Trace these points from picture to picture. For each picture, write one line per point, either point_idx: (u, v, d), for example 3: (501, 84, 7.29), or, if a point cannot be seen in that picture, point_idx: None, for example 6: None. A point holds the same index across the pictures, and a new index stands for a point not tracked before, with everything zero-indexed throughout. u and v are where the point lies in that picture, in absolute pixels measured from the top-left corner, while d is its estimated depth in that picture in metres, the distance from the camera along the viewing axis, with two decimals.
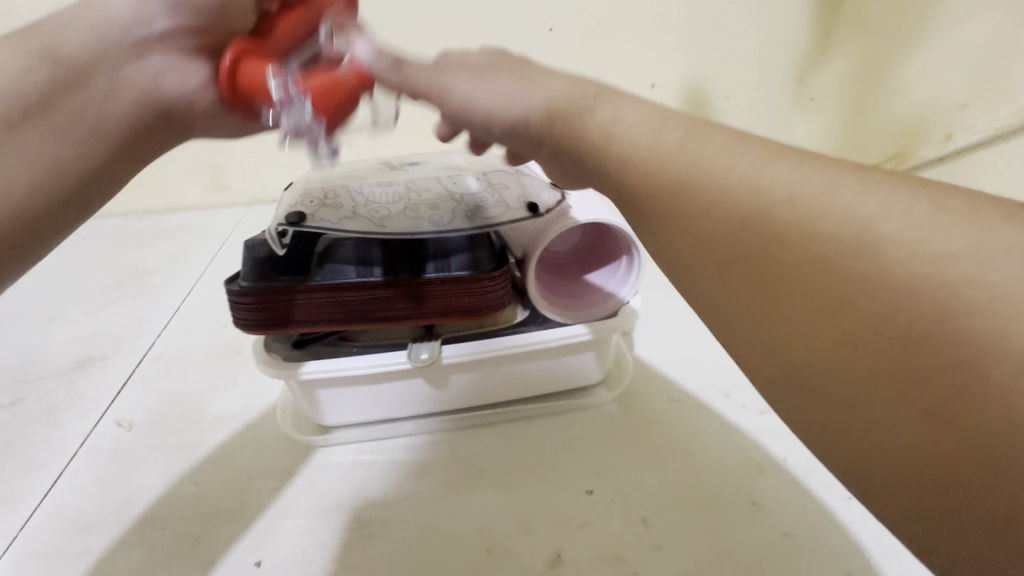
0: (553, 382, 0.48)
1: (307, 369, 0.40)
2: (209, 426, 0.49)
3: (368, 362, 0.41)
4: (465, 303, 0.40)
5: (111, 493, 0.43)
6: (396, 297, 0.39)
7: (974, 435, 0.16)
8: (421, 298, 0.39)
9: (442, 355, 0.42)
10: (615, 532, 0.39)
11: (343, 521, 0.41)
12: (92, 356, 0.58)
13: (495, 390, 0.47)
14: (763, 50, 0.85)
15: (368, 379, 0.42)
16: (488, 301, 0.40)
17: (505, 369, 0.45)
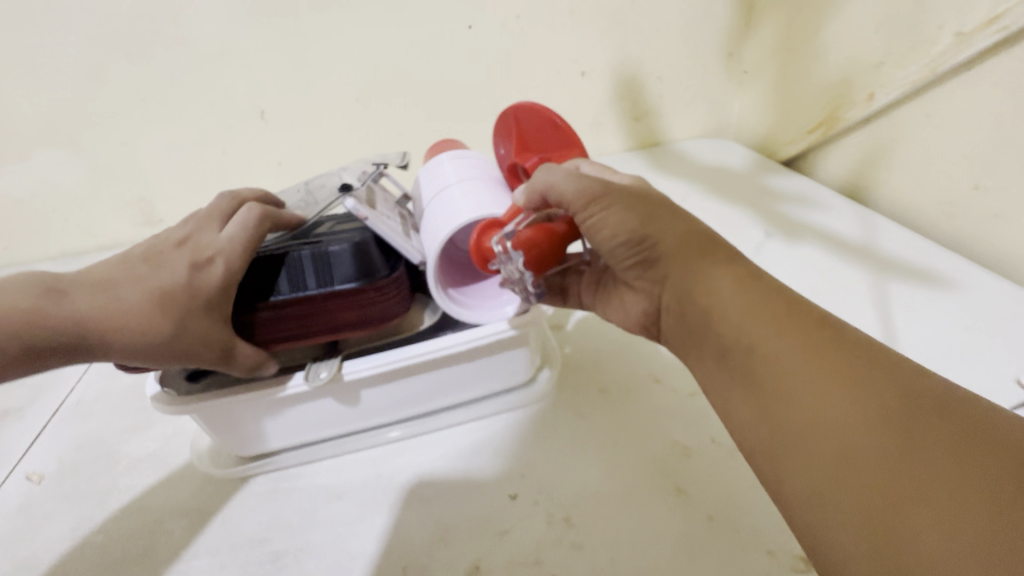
0: (475, 386, 0.46)
1: (201, 401, 0.39)
2: (123, 469, 0.47)
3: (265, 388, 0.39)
4: (360, 316, 0.39)
5: (14, 553, 0.41)
6: (285, 318, 0.38)
7: (918, 466, 0.22)
8: (311, 315, 0.38)
9: (343, 373, 0.40)
10: (536, 535, 0.38)
11: (255, 555, 0.39)
12: (7, 409, 0.56)
13: (414, 401, 0.45)
14: (690, 28, 0.84)
15: (272, 406, 0.41)
16: (384, 309, 0.40)
17: (418, 379, 0.43)
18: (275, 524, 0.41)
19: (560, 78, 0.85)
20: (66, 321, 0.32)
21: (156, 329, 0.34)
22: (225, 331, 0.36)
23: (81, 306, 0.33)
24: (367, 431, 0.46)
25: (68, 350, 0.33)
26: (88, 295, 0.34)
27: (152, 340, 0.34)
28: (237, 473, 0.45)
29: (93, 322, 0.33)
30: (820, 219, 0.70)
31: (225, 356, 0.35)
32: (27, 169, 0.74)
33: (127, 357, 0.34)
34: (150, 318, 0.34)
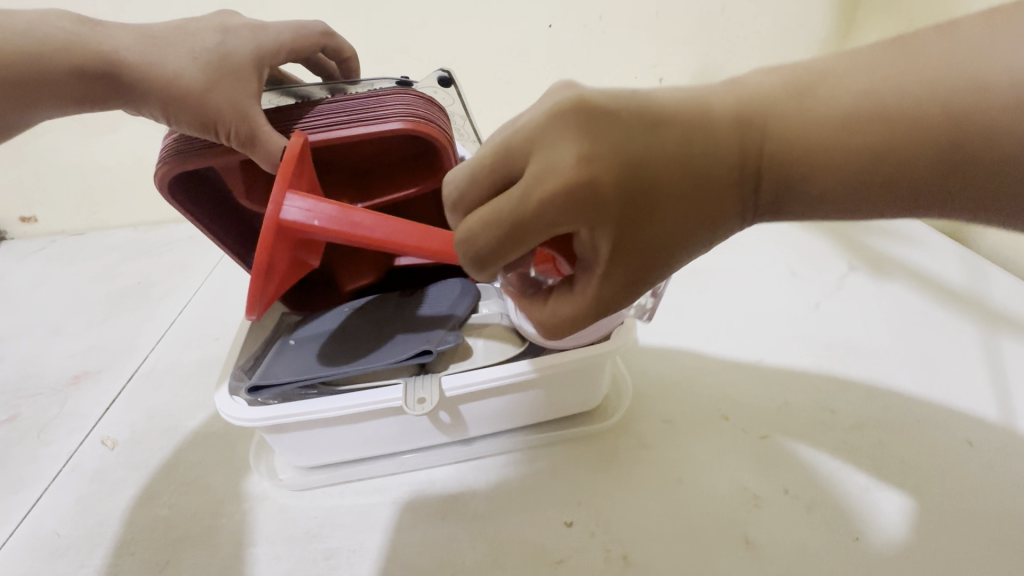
0: (545, 413, 0.44)
1: (272, 416, 0.37)
2: (189, 445, 0.48)
3: (339, 406, 0.37)
4: (397, 107, 0.37)
5: (87, 515, 0.43)
6: (326, 111, 0.37)
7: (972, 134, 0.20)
8: (351, 105, 0.37)
9: (442, 391, 0.38)
10: (592, 569, 0.37)
11: (310, 550, 0.40)
12: (88, 371, 0.59)
13: (488, 424, 0.43)
14: (778, 37, 0.79)
15: (342, 421, 0.39)
16: (426, 115, 0.38)
17: (490, 405, 0.41)
18: (330, 520, 0.41)
19: (636, 84, 0.81)
20: (101, 52, 0.32)
21: (184, 82, 0.32)
22: (252, 105, 0.33)
23: (111, 40, 0.32)
24: (426, 448, 0.45)
25: (104, 86, 0.32)
26: (123, 34, 0.33)
27: (177, 90, 0.32)
28: (295, 485, 0.44)
29: (124, 60, 0.32)
30: (911, 257, 0.64)
31: (246, 136, 0.33)
32: (119, 140, 0.78)
33: (154, 108, 0.33)
34: (194, 73, 0.33)
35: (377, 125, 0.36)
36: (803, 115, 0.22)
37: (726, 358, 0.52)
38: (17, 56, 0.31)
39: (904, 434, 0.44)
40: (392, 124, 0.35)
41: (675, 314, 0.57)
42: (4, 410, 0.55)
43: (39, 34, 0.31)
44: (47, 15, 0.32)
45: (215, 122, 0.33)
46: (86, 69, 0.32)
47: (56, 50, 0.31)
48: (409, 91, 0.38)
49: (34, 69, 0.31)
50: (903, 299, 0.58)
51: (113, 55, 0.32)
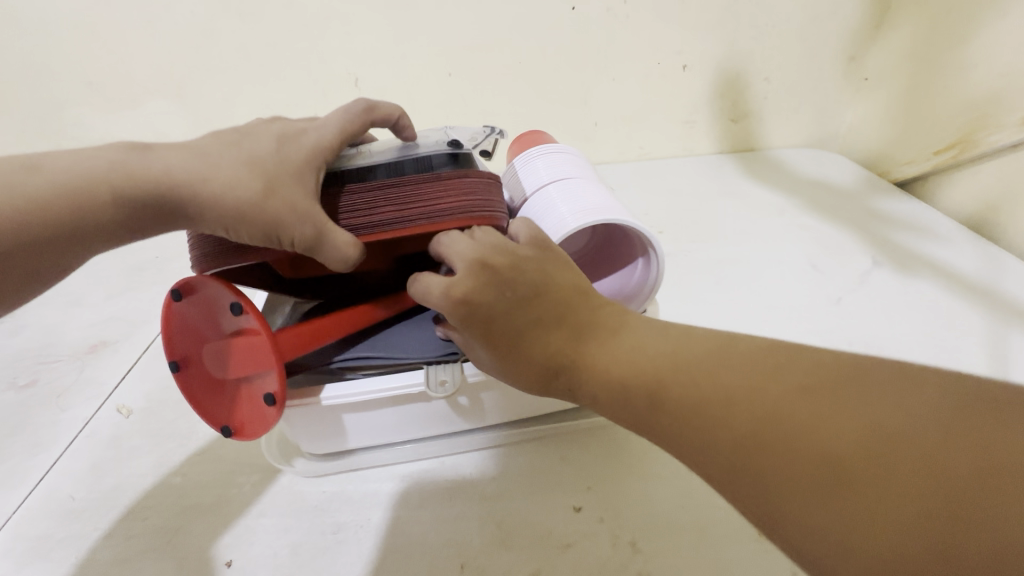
0: (562, 402, 0.43)
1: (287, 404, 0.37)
2: (202, 416, 0.49)
3: (357, 393, 0.37)
4: (462, 201, 0.36)
5: (101, 481, 0.44)
6: (389, 198, 0.35)
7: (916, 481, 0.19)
8: (413, 193, 0.35)
9: (465, 374, 0.38)
10: (600, 556, 0.36)
11: (320, 523, 0.40)
12: (105, 341, 0.60)
13: (504, 413, 0.43)
14: (807, 25, 0.77)
15: (361, 405, 0.39)
16: (489, 203, 0.37)
17: (502, 394, 0.40)
18: (338, 497, 0.41)
19: (659, 70, 0.79)
20: (145, 178, 0.28)
21: (242, 193, 0.29)
22: (309, 204, 0.31)
23: (159, 164, 0.29)
24: (435, 437, 0.44)
25: (154, 215, 0.29)
26: (165, 151, 0.30)
27: (231, 209, 0.29)
28: (312, 474, 0.43)
29: (172, 185, 0.29)
30: (939, 253, 0.62)
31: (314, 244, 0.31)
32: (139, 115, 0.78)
33: (210, 226, 0.30)
34: (257, 187, 0.30)
35: (442, 223, 0.35)
36: (836, 435, 0.20)
37: None
38: (53, 205, 0.27)
39: None
40: (459, 225, 0.35)
41: (693, 305, 0.56)
42: (24, 376, 0.56)
43: (73, 171, 0.28)
44: (86, 150, 0.29)
45: (277, 232, 0.30)
46: (133, 201, 0.29)
47: (92, 187, 0.28)
48: (476, 175, 0.37)
49: (73, 220, 0.28)
50: (927, 296, 0.56)
51: (159, 183, 0.29)
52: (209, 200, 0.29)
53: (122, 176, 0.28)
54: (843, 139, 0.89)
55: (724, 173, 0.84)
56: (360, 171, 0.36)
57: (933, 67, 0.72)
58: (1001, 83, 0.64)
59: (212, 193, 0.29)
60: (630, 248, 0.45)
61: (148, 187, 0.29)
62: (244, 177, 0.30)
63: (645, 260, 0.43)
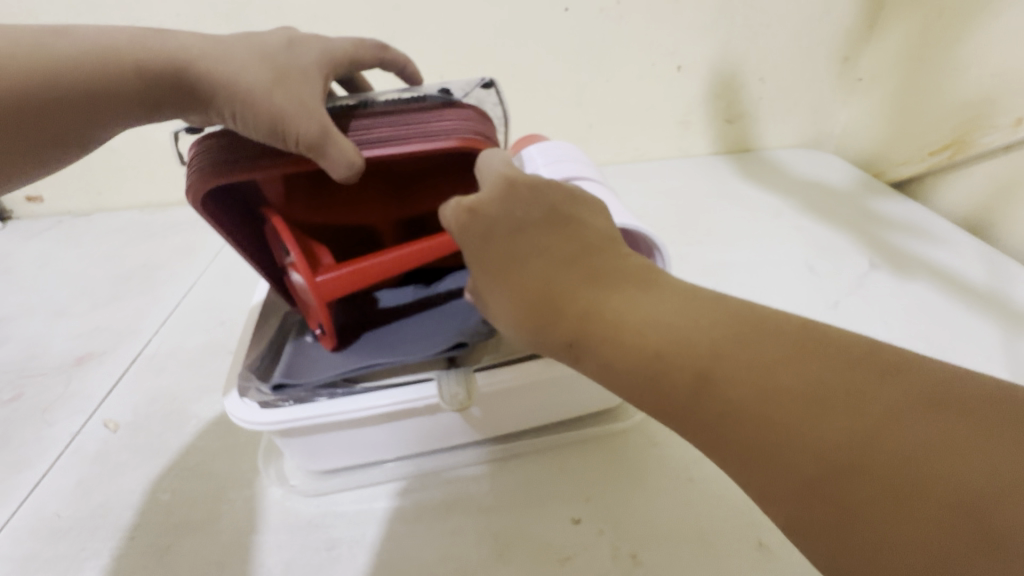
0: (566, 410, 0.43)
1: (291, 420, 0.35)
2: (192, 429, 0.48)
3: (364, 408, 0.36)
4: (459, 124, 0.36)
5: (89, 498, 0.43)
6: (385, 123, 0.35)
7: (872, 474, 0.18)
8: (412, 119, 0.35)
9: (476, 385, 0.37)
10: (601, 570, 0.36)
11: (314, 539, 0.39)
12: (92, 352, 0.58)
13: (509, 423, 0.42)
14: (800, 26, 0.77)
15: (364, 420, 0.38)
16: (481, 132, 0.37)
17: (507, 402, 0.40)
18: (334, 512, 0.41)
19: (653, 71, 0.79)
20: (165, 50, 0.29)
21: (250, 82, 0.30)
22: (317, 105, 0.31)
23: (177, 40, 0.30)
24: (435, 451, 0.44)
25: (167, 89, 0.30)
26: (189, 35, 0.31)
27: (243, 88, 0.30)
28: (313, 491, 0.42)
29: (191, 62, 0.30)
30: (935, 255, 0.62)
31: (314, 139, 0.30)
32: None
33: (218, 108, 0.30)
34: (266, 78, 0.30)
35: (433, 142, 0.34)
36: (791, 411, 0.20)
37: None
38: (69, 75, 0.28)
39: None
40: (449, 143, 0.34)
41: None
42: (9, 389, 0.55)
43: (93, 43, 0.28)
44: (113, 25, 0.30)
45: (282, 125, 0.30)
46: (150, 72, 0.29)
47: (114, 60, 0.28)
48: (464, 106, 0.37)
49: (90, 78, 0.28)
50: (925, 298, 0.56)
51: (178, 57, 0.30)
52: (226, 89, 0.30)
53: (138, 54, 0.29)
54: (837, 139, 0.89)
55: (718, 174, 0.84)
56: (352, 110, 0.35)
57: (927, 68, 0.72)
58: (995, 83, 0.64)
59: (223, 82, 0.30)
60: (635, 247, 0.44)
61: (162, 65, 0.29)
62: (255, 72, 0.30)
63: (651, 259, 0.42)
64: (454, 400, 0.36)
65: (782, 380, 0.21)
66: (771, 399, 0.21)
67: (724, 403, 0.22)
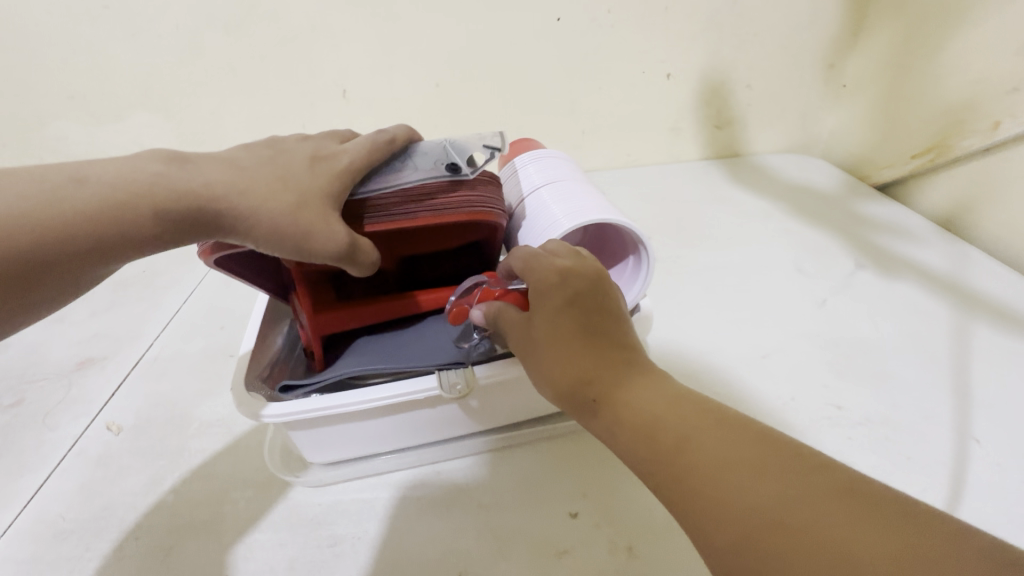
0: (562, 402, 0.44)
1: (294, 413, 0.37)
2: (194, 431, 0.48)
3: (365, 400, 0.37)
4: (470, 193, 0.37)
5: (92, 501, 0.43)
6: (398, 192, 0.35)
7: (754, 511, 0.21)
8: (424, 189, 0.36)
9: (476, 376, 0.38)
10: (597, 562, 0.37)
11: (316, 537, 0.40)
12: (92, 357, 0.59)
13: (507, 415, 0.43)
14: (787, 34, 0.79)
15: (366, 413, 0.39)
16: (490, 201, 0.38)
17: (505, 395, 0.41)
18: (335, 509, 0.41)
19: (644, 79, 0.81)
20: (185, 190, 0.28)
21: (277, 210, 0.30)
22: (340, 222, 0.32)
23: (194, 174, 0.29)
24: (435, 443, 0.44)
25: (185, 227, 0.28)
26: (206, 166, 0.30)
27: (271, 220, 0.30)
28: (315, 483, 0.43)
29: (212, 197, 0.29)
30: (918, 255, 0.64)
31: (344, 254, 0.31)
32: (124, 128, 0.77)
33: (239, 237, 0.30)
34: (293, 200, 0.30)
35: (443, 216, 0.36)
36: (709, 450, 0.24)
37: (735, 353, 0.52)
38: (89, 223, 0.26)
39: (911, 430, 0.44)
40: (459, 218, 0.36)
41: (683, 308, 0.57)
42: (10, 395, 0.55)
43: (110, 185, 0.27)
44: (123, 159, 0.29)
45: (311, 249, 0.30)
46: (167, 210, 0.28)
47: (134, 203, 0.27)
48: (477, 173, 0.38)
49: (109, 225, 0.27)
50: (909, 296, 0.58)
51: (196, 191, 0.28)
52: (254, 219, 0.29)
53: (155, 191, 0.28)
54: (823, 144, 0.91)
55: (709, 178, 0.86)
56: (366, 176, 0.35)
57: (910, 75, 0.74)
58: (974, 89, 0.66)
59: (250, 210, 0.29)
60: (622, 244, 0.46)
61: (184, 201, 0.28)
62: (279, 197, 0.30)
63: (636, 255, 0.44)
64: (451, 390, 0.37)
65: (719, 449, 0.24)
66: (711, 460, 0.23)
67: (676, 464, 0.24)
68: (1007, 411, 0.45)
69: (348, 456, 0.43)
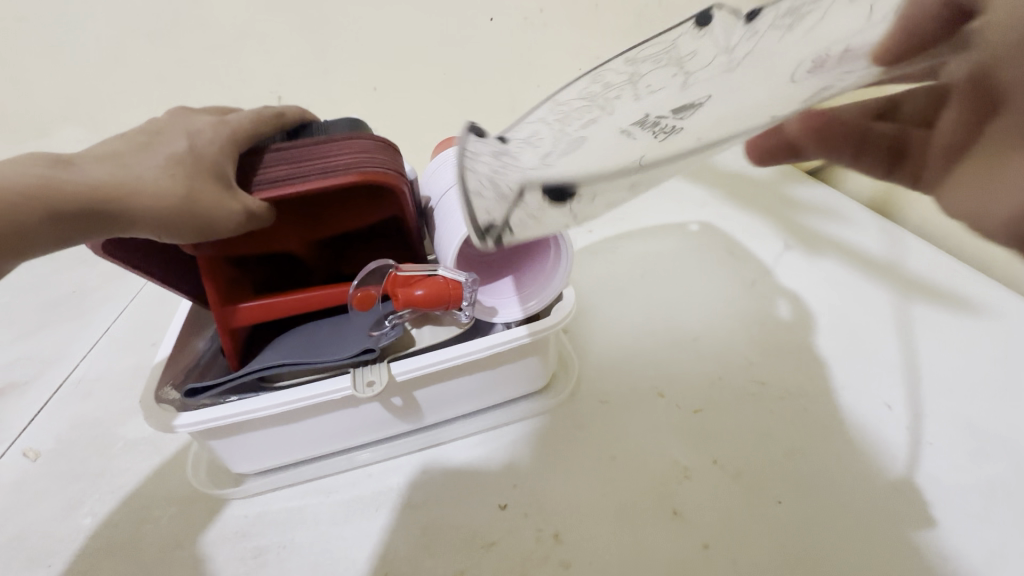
0: (493, 393, 0.45)
1: (204, 419, 0.36)
2: (117, 451, 0.47)
3: (279, 401, 0.37)
4: (350, 157, 0.36)
5: (5, 528, 0.42)
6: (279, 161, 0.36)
7: None
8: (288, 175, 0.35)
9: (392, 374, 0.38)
10: (524, 550, 0.37)
11: (240, 549, 0.39)
12: (13, 383, 0.56)
13: (437, 410, 0.44)
14: None
15: (284, 417, 0.39)
16: (382, 162, 0.38)
17: (424, 391, 0.41)
18: (262, 519, 0.41)
19: (581, 75, 0.81)
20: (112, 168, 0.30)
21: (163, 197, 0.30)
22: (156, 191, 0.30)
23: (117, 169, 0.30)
24: (364, 445, 0.44)
25: (76, 221, 0.28)
26: (91, 166, 0.29)
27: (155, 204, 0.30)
28: (240, 493, 0.42)
29: (35, 182, 0.27)
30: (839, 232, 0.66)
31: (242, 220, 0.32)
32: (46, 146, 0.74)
33: (146, 227, 0.30)
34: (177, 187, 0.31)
35: (330, 176, 0.35)
36: None
37: (665, 337, 0.52)
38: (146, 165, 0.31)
39: (826, 398, 0.46)
40: (347, 177, 0.35)
41: (618, 297, 0.58)
42: None
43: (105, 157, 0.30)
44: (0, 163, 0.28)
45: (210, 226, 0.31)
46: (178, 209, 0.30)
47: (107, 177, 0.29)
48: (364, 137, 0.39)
49: (61, 189, 0.28)
50: (834, 272, 0.59)
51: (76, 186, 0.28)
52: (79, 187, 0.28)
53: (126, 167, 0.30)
54: None
55: None
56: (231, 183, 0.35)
57: None
58: None
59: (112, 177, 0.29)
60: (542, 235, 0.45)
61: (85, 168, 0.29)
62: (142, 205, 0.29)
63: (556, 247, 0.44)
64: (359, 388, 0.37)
65: None
66: None
67: None
68: (915, 373, 0.47)
69: (274, 464, 0.42)
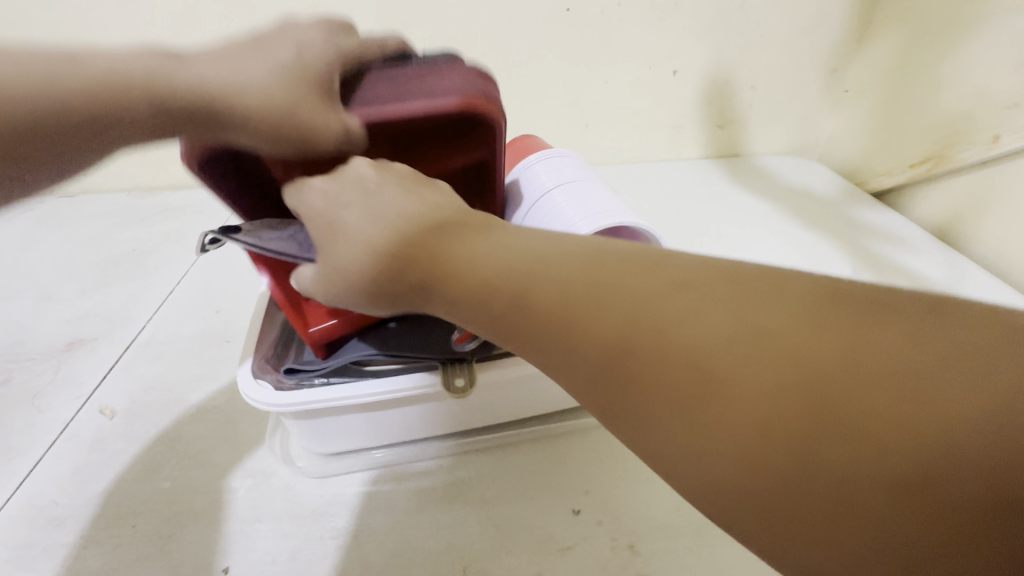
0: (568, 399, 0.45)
1: (300, 400, 0.37)
2: (190, 418, 0.47)
3: (370, 391, 0.37)
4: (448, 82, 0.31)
5: (85, 486, 0.43)
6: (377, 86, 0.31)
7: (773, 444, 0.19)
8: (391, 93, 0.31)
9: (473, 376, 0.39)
10: (601, 559, 0.37)
11: (319, 529, 0.40)
12: (82, 339, 0.57)
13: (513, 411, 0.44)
14: (791, 36, 0.76)
15: (370, 406, 0.39)
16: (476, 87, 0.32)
17: (504, 395, 0.42)
18: (336, 501, 0.41)
19: (648, 74, 0.78)
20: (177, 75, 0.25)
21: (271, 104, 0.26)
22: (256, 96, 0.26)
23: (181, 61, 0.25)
24: (432, 437, 0.45)
25: (177, 121, 0.25)
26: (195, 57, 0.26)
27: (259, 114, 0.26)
28: (313, 471, 0.43)
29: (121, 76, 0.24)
30: (912, 264, 0.66)
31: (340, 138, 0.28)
32: None
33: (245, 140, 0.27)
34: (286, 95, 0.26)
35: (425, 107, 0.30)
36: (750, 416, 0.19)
37: None
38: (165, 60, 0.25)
39: None
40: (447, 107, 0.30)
41: None
42: None
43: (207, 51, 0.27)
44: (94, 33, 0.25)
45: (310, 148, 0.28)
46: (267, 128, 0.26)
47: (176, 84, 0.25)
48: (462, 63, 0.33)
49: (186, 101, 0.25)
50: None
51: (182, 88, 0.25)
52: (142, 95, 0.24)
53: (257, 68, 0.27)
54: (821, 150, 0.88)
55: (710, 178, 0.85)
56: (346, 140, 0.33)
57: (907, 84, 0.73)
58: (977, 100, 0.65)
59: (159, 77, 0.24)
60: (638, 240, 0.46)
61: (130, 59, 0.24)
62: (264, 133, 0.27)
63: None
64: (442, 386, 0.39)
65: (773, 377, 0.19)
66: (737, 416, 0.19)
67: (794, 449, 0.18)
68: None
69: (349, 447, 0.43)
